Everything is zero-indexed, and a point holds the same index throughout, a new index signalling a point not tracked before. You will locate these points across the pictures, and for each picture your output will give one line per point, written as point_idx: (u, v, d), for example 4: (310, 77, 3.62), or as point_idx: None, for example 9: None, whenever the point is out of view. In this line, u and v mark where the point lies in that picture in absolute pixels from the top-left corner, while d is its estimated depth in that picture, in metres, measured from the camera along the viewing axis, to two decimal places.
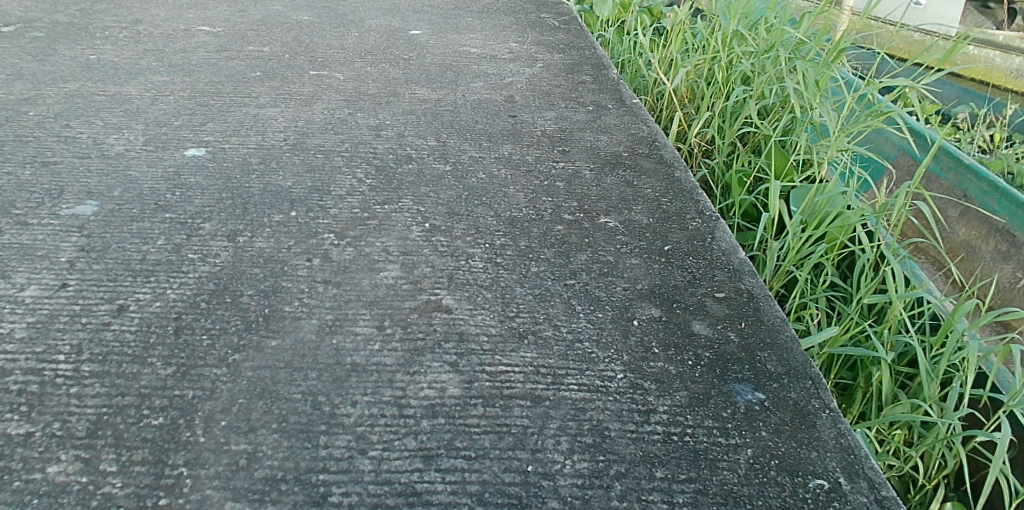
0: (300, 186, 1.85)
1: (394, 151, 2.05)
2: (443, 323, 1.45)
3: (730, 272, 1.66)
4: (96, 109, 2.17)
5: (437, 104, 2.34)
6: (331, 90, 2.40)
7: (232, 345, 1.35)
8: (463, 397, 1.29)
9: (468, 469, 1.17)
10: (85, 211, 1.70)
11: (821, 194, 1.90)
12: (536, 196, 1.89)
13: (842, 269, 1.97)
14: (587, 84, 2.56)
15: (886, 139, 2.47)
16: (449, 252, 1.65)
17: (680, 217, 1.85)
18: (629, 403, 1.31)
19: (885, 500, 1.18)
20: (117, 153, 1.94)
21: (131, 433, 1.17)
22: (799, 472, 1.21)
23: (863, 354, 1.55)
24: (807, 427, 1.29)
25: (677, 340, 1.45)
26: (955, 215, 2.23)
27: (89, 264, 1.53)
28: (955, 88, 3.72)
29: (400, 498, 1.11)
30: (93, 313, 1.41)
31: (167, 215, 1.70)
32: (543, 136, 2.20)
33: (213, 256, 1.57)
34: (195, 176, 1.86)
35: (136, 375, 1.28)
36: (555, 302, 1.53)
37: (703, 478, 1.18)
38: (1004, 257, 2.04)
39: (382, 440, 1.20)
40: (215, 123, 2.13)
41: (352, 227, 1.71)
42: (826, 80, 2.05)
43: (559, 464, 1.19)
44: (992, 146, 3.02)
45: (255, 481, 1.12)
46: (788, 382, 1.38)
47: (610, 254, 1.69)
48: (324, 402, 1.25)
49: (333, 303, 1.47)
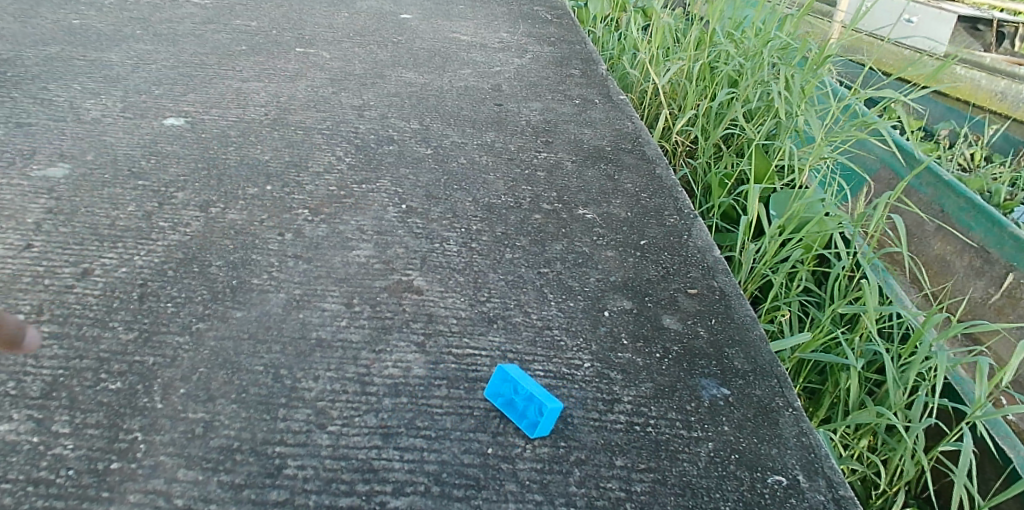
0: (278, 160, 1.83)
1: (375, 131, 2.03)
2: (413, 303, 1.44)
3: (705, 270, 1.66)
4: (75, 73, 2.15)
5: (423, 89, 2.33)
6: (317, 68, 2.38)
7: (197, 313, 1.34)
8: (427, 378, 1.28)
9: (427, 449, 1.16)
10: (56, 174, 1.68)
11: (800, 200, 1.91)
12: (515, 184, 1.88)
13: (816, 275, 1.98)
14: (576, 78, 2.56)
15: (865, 148, 2.48)
16: (424, 234, 1.64)
17: (658, 213, 1.85)
18: (594, 391, 1.30)
19: (842, 499, 1.19)
20: (93, 119, 1.92)
21: (86, 396, 1.16)
22: (758, 467, 1.21)
23: (832, 359, 1.55)
24: (769, 423, 1.30)
25: (646, 333, 1.45)
26: (932, 229, 2.22)
27: (55, 226, 1.51)
28: (939, 106, 3.69)
29: (356, 474, 1.11)
30: (56, 275, 1.39)
31: (140, 182, 1.68)
32: (528, 126, 2.19)
33: (184, 226, 1.56)
34: (171, 145, 1.84)
35: (95, 338, 1.26)
36: (527, 289, 1.53)
37: (663, 468, 1.19)
38: (977, 273, 2.03)
39: (342, 416, 1.19)
40: (196, 94, 2.11)
41: (328, 204, 1.69)
42: (811, 87, 2.05)
43: (519, 448, 1.18)
44: (970, 165, 3.00)
45: (210, 450, 1.11)
46: (753, 379, 1.38)
47: (586, 245, 1.68)
48: (285, 376, 1.24)
49: (302, 278, 1.46)
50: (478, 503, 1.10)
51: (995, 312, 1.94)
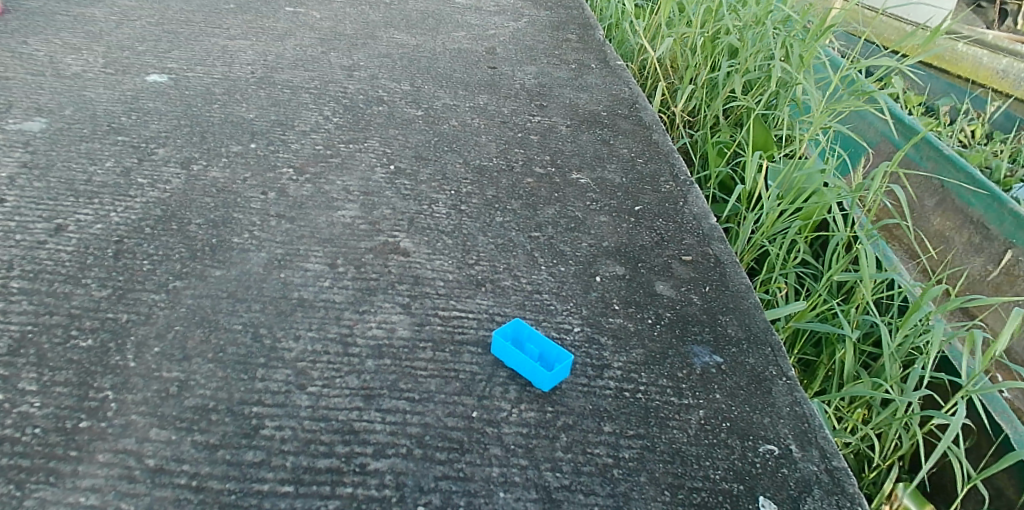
0: (263, 119, 1.78)
1: (365, 92, 1.97)
2: (398, 265, 1.40)
3: (700, 237, 1.61)
4: (57, 29, 2.08)
5: (415, 51, 2.26)
6: (306, 28, 2.31)
7: (174, 272, 1.30)
8: (412, 339, 1.25)
9: (409, 411, 1.13)
10: (32, 128, 1.63)
11: (799, 170, 1.83)
12: (508, 147, 1.83)
13: (814, 247, 1.91)
14: (572, 42, 2.49)
15: (865, 121, 2.39)
16: (412, 196, 1.59)
17: (653, 179, 1.80)
18: (584, 356, 1.27)
19: (835, 470, 1.15)
20: (73, 74, 1.86)
21: (55, 353, 1.13)
22: (749, 436, 1.18)
23: (828, 330, 1.50)
24: (761, 392, 1.26)
25: (638, 299, 1.41)
26: (932, 205, 2.12)
27: (29, 180, 1.47)
28: (941, 81, 3.50)
29: (336, 435, 1.08)
30: (28, 230, 1.35)
31: (120, 138, 1.63)
32: (522, 89, 2.13)
33: (164, 183, 1.51)
34: (153, 101, 1.78)
35: (67, 295, 1.23)
36: (517, 253, 1.49)
37: (652, 435, 1.15)
38: (976, 249, 1.93)
39: (323, 377, 1.16)
40: (181, 51, 2.04)
41: (313, 163, 1.64)
42: (812, 55, 1.96)
43: (505, 412, 1.15)
44: (970, 140, 2.89)
45: (184, 409, 1.08)
46: (747, 347, 1.34)
47: (578, 210, 1.64)
48: (265, 335, 1.21)
49: (284, 238, 1.42)
50: (461, 466, 1.07)
51: (992, 289, 1.87)
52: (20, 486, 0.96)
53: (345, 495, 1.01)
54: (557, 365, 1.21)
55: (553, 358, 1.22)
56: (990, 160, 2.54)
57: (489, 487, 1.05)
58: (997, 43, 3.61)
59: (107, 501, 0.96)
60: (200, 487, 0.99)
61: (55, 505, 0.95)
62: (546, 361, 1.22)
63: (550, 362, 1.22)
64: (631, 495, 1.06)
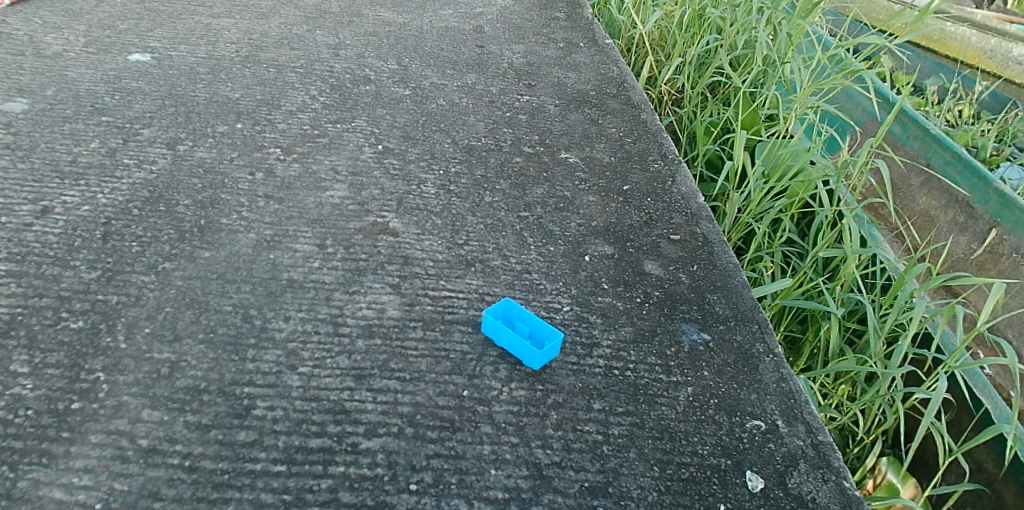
0: (249, 99, 1.76)
1: (351, 71, 1.96)
2: (388, 245, 1.40)
3: (688, 216, 1.62)
4: (36, 8, 2.05)
5: (402, 29, 2.24)
6: (290, 6, 2.28)
7: (163, 253, 1.29)
8: (402, 319, 1.25)
9: (400, 391, 1.14)
10: (14, 108, 1.60)
11: (785, 148, 1.82)
12: (496, 127, 1.83)
13: (800, 225, 1.91)
14: (560, 21, 2.47)
15: (853, 101, 2.38)
16: (401, 176, 1.59)
17: (642, 158, 1.80)
18: (572, 334, 1.28)
19: (821, 445, 1.17)
20: (54, 53, 1.83)
21: (46, 335, 1.13)
22: (737, 411, 1.20)
23: (812, 306, 1.50)
24: (748, 369, 1.28)
25: (628, 278, 1.42)
26: (917, 183, 2.10)
27: (13, 162, 1.45)
28: (928, 61, 3.41)
29: (327, 415, 1.09)
30: (14, 212, 1.34)
31: (104, 118, 1.61)
32: (510, 69, 2.12)
33: (150, 163, 1.50)
34: (136, 81, 1.76)
35: (56, 277, 1.23)
36: (507, 232, 1.49)
37: (641, 412, 1.17)
38: (960, 228, 1.94)
39: (313, 357, 1.16)
40: (164, 29, 2.01)
41: (301, 143, 1.63)
42: (799, 32, 1.93)
43: (495, 391, 1.16)
44: (958, 120, 2.87)
45: (176, 390, 1.08)
46: (734, 324, 1.36)
47: (567, 190, 1.64)
48: (256, 316, 1.21)
49: (273, 219, 1.41)
50: (453, 444, 1.08)
51: (976, 268, 1.87)
52: (13, 467, 0.96)
53: (338, 473, 1.02)
54: (549, 343, 1.22)
55: (544, 336, 1.23)
56: (976, 138, 2.53)
57: (479, 465, 1.06)
58: (986, 23, 3.52)
59: (101, 481, 0.96)
60: (193, 467, 1.00)
61: (49, 486, 0.95)
62: (539, 340, 1.23)
63: (542, 340, 1.23)
64: (621, 471, 1.08)
